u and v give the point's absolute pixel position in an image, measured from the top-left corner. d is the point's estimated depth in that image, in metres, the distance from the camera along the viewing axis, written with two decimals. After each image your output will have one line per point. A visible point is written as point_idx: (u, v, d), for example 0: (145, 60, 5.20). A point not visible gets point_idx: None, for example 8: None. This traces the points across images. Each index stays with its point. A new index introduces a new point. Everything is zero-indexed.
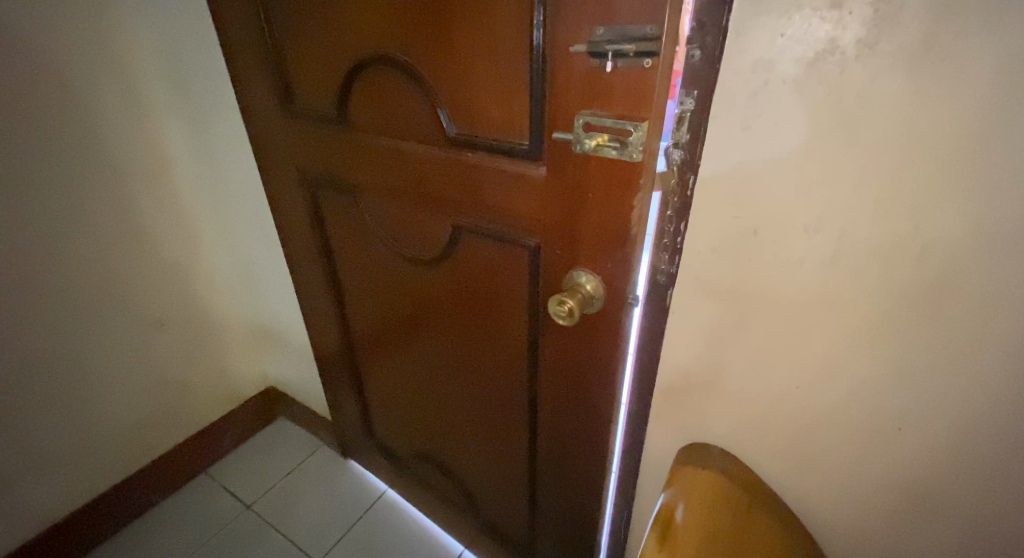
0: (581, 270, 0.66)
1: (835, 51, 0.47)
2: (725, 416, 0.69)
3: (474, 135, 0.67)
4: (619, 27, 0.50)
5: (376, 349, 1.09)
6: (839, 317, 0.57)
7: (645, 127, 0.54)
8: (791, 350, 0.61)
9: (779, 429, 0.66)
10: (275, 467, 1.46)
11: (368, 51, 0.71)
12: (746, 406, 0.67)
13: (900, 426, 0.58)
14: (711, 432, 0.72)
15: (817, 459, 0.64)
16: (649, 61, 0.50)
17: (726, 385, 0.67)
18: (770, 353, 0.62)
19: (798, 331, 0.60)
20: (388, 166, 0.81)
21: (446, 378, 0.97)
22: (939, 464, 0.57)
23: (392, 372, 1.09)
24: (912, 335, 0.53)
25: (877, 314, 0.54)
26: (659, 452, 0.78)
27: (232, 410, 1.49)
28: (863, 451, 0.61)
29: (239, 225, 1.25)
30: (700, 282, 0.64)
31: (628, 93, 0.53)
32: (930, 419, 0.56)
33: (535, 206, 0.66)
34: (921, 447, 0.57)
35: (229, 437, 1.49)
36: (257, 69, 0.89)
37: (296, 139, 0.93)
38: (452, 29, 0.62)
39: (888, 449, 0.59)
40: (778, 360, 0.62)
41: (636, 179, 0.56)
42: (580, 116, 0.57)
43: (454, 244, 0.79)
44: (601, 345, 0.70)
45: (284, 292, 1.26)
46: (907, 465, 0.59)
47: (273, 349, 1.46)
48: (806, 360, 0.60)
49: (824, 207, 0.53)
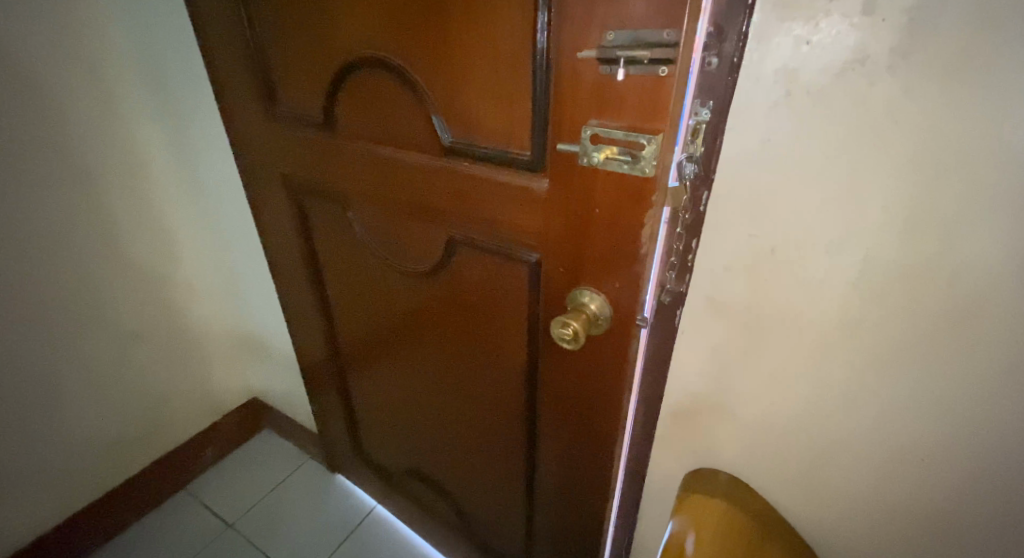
0: (585, 289, 0.61)
1: (864, 61, 0.44)
2: (734, 441, 0.66)
3: (471, 143, 0.63)
4: (633, 32, 0.46)
5: (365, 363, 1.05)
6: (859, 342, 0.54)
7: (659, 140, 0.49)
8: (808, 376, 0.58)
9: (791, 457, 0.63)
10: (258, 483, 1.40)
11: (356, 53, 0.67)
12: (757, 432, 0.64)
13: (922, 456, 0.55)
14: (718, 457, 0.69)
15: (833, 487, 0.61)
16: (664, 69, 0.46)
17: (736, 409, 0.64)
18: (785, 378, 0.59)
19: (816, 355, 0.56)
20: (378, 175, 0.76)
21: (439, 395, 0.93)
22: (961, 497, 0.54)
23: (382, 387, 1.05)
24: (936, 364, 0.51)
25: (899, 338, 0.51)
26: (663, 475, 0.75)
27: (215, 423, 1.43)
28: (882, 481, 0.58)
29: (223, 233, 1.19)
30: (712, 302, 0.60)
31: (640, 103, 0.48)
32: (952, 450, 0.53)
33: (536, 220, 0.62)
34: (944, 479, 0.54)
35: (210, 451, 1.43)
36: (238, 69, 0.84)
37: (280, 144, 0.88)
38: (447, 31, 0.58)
39: (907, 480, 0.56)
40: (794, 386, 0.59)
41: (648, 194, 0.52)
42: (587, 126, 0.52)
43: (448, 257, 0.75)
44: (606, 369, 0.66)
45: (270, 302, 1.21)
46: (927, 497, 0.56)
47: (258, 360, 1.40)
48: (824, 385, 0.57)
49: (847, 228, 0.50)
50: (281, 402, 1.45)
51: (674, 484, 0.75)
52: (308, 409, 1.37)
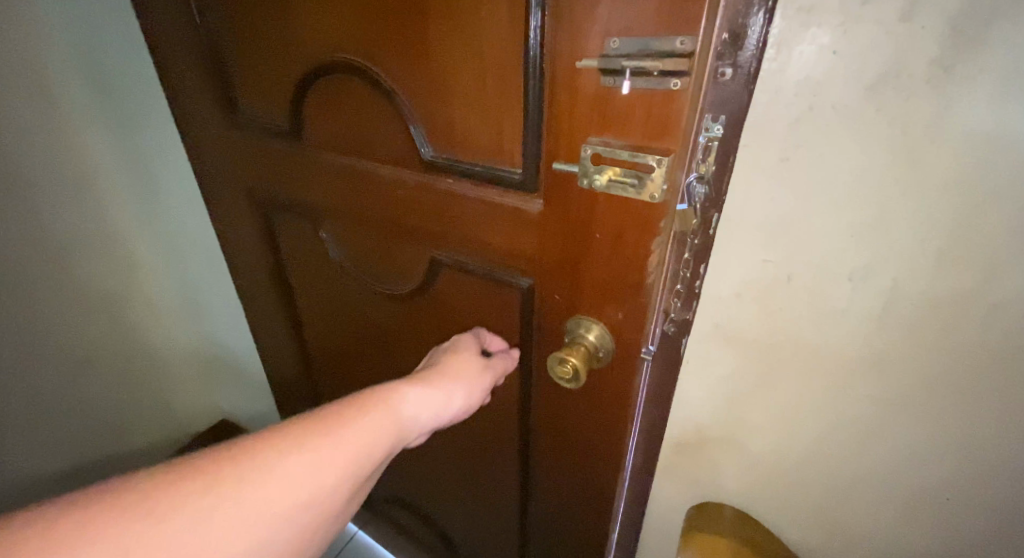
0: (584, 318, 0.56)
1: (901, 73, 0.39)
2: (739, 472, 0.63)
3: (455, 159, 0.57)
4: (641, 40, 0.40)
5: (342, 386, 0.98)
6: (884, 377, 0.50)
7: (669, 161, 0.43)
8: (825, 408, 0.54)
9: (802, 489, 0.60)
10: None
11: (325, 55, 0.61)
12: (766, 465, 0.61)
13: (944, 493, 0.52)
14: (723, 489, 0.66)
15: (846, 519, 0.59)
16: (676, 82, 0.40)
17: (744, 441, 0.61)
18: (798, 410, 0.56)
19: (832, 387, 0.53)
20: (351, 189, 0.70)
21: None
22: (984, 530, 0.52)
23: None
24: (964, 400, 0.48)
25: (926, 372, 0.48)
26: (665, 504, 0.72)
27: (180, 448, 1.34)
28: (900, 516, 0.56)
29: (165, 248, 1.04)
30: (721, 332, 0.56)
31: (648, 119, 0.43)
32: (973, 486, 0.51)
33: (528, 243, 0.56)
34: (963, 514, 0.52)
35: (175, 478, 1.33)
36: (193, 73, 0.77)
37: (240, 154, 0.80)
38: (427, 36, 0.52)
39: (926, 515, 0.54)
40: (808, 418, 0.56)
41: (656, 220, 0.46)
42: (587, 144, 0.46)
43: (431, 278, 0.69)
44: (607, 405, 0.60)
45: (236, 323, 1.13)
46: (946, 528, 0.54)
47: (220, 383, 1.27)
48: (841, 418, 0.54)
49: (874, 254, 0.45)
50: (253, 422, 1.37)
51: (676, 513, 0.72)
52: None
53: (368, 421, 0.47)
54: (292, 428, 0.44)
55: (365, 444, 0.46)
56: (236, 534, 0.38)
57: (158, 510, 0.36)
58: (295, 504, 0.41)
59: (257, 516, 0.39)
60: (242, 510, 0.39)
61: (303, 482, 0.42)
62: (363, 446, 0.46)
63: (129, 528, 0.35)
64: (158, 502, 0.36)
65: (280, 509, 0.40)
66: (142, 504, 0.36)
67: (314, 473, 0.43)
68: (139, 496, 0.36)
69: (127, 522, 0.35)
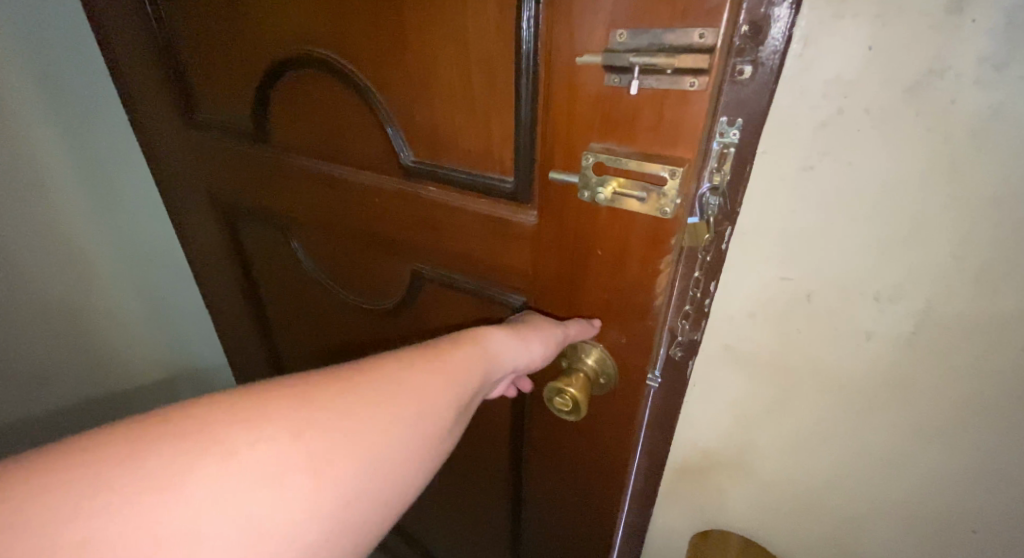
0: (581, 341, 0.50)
1: (946, 73, 0.36)
2: (747, 499, 0.63)
3: (439, 164, 0.51)
4: (651, 32, 0.35)
5: None
6: (910, 397, 0.48)
7: (683, 172, 0.38)
8: (844, 431, 0.53)
9: (816, 510, 0.60)
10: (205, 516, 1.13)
11: (292, 47, 0.55)
12: (780, 490, 0.60)
13: (962, 508, 0.52)
14: (729, 513, 0.66)
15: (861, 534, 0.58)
16: (692, 81, 0.35)
17: (754, 466, 0.61)
18: (816, 433, 0.55)
19: (846, 406, 0.52)
20: (325, 194, 0.64)
21: None
22: (997, 542, 0.52)
23: None
24: (991, 422, 0.47)
25: (951, 389, 0.47)
26: (673, 522, 0.71)
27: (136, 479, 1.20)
28: (917, 535, 0.55)
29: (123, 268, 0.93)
30: (730, 350, 0.55)
31: (658, 123, 0.37)
32: (993, 502, 0.50)
33: (521, 258, 0.51)
34: (981, 527, 0.52)
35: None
36: (145, 69, 0.70)
37: (202, 157, 0.74)
38: (406, 27, 0.46)
39: (941, 531, 0.54)
40: (828, 441, 0.54)
41: (666, 237, 0.41)
42: (588, 151, 0.41)
43: (414, 292, 0.63)
44: (608, 434, 0.54)
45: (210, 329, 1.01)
46: (960, 541, 0.54)
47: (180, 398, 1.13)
48: (861, 440, 0.53)
49: (905, 271, 0.43)
50: None
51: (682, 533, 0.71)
52: None
53: (460, 357, 0.42)
54: (380, 363, 0.38)
55: (457, 379, 0.41)
56: (331, 467, 0.33)
57: (242, 436, 0.31)
58: (398, 438, 0.36)
59: (351, 447, 0.34)
60: (344, 445, 0.33)
61: (401, 417, 0.36)
62: (455, 384, 0.41)
63: (216, 456, 0.30)
64: (258, 431, 0.31)
65: (385, 444, 0.35)
66: (239, 433, 0.31)
67: (413, 409, 0.37)
68: (224, 421, 0.31)
69: (229, 451, 0.30)
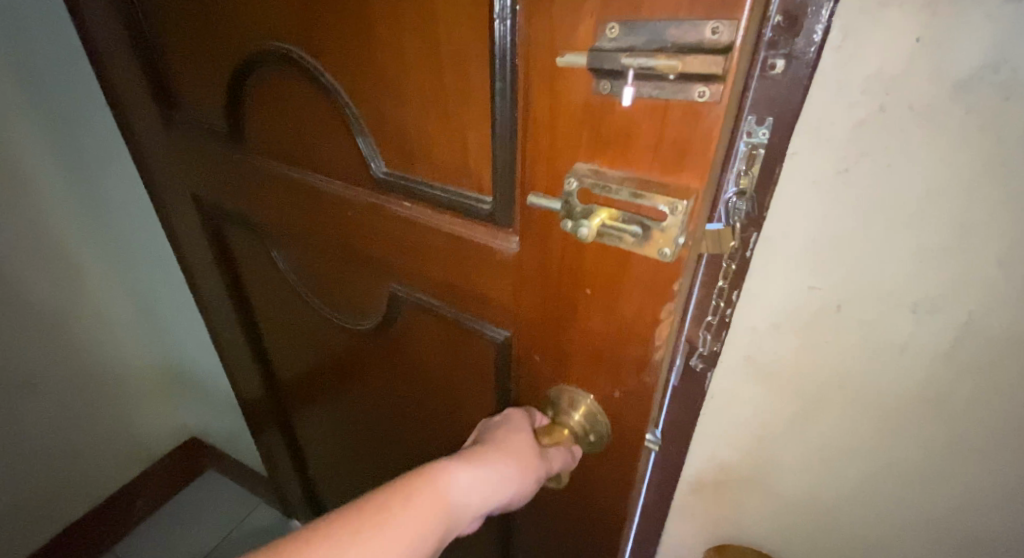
0: (572, 389, 0.43)
1: (1000, 67, 0.36)
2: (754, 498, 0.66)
3: (411, 179, 0.45)
4: (650, 28, 0.27)
5: (305, 403, 0.87)
6: (940, 408, 0.50)
7: (687, 206, 0.29)
8: (872, 439, 0.54)
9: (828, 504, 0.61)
10: (200, 526, 1.08)
11: (261, 42, 0.50)
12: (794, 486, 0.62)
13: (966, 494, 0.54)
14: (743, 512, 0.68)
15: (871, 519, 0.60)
16: (703, 91, 0.27)
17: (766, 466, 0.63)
18: (845, 444, 0.56)
19: (864, 410, 0.53)
20: (300, 204, 0.58)
21: (396, 451, 0.76)
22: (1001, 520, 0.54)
23: (328, 432, 0.88)
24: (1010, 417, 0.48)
25: (984, 395, 0.48)
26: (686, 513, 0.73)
27: (145, 470, 1.06)
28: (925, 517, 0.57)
29: (109, 271, 0.87)
30: (752, 361, 0.57)
31: (659, 143, 0.29)
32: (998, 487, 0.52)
33: (501, 289, 0.43)
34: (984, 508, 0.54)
35: (139, 505, 1.06)
36: (124, 65, 0.65)
37: (184, 157, 0.69)
38: (372, 19, 0.39)
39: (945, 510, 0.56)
40: (853, 446, 0.56)
41: (667, 281, 0.33)
42: (572, 175, 0.33)
43: (393, 315, 0.56)
44: (602, 496, 0.46)
45: (199, 336, 0.93)
46: (976, 533, 0.56)
47: (172, 406, 1.07)
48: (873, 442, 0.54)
49: (943, 283, 0.44)
50: (212, 444, 1.13)
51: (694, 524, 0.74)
52: (239, 465, 1.13)
53: (419, 512, 0.36)
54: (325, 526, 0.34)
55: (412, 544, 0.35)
56: None
57: None
58: None
59: None
60: None
61: None
62: (423, 534, 0.36)
63: None
64: None
65: None
66: None
67: None
68: None
69: None
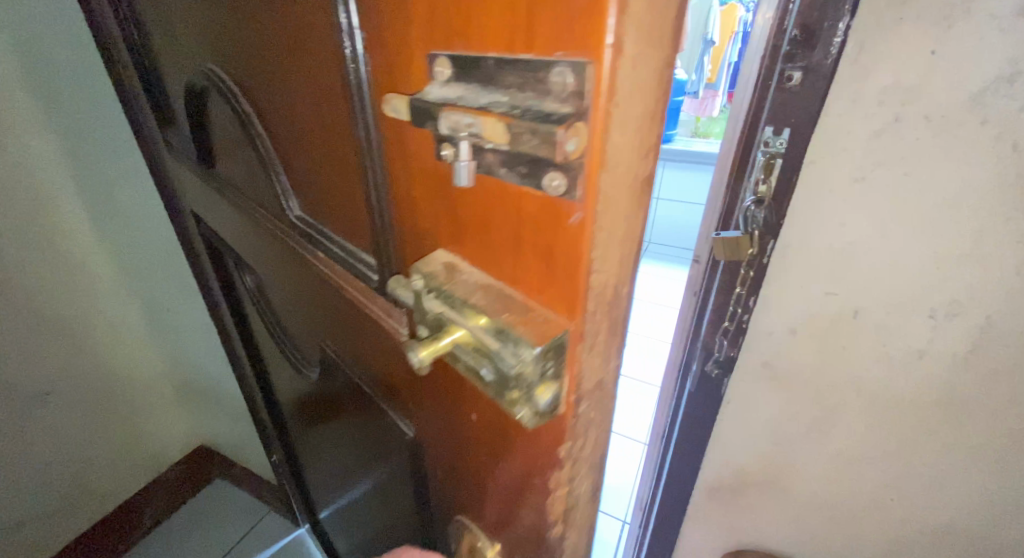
0: (474, 524, 0.32)
1: (1015, 79, 0.35)
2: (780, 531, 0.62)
3: (317, 225, 0.37)
4: (480, 73, 0.16)
5: (295, 429, 0.83)
6: (970, 430, 0.46)
7: (553, 347, 0.19)
8: (893, 448, 0.50)
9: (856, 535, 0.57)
10: (209, 532, 1.09)
11: (200, 60, 0.45)
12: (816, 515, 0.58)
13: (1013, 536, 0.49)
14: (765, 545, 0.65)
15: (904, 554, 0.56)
16: (558, 182, 0.16)
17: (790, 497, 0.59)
18: (864, 452, 0.52)
19: (888, 433, 0.49)
20: (253, 235, 0.53)
21: (361, 506, 0.68)
22: None
23: (314, 462, 0.83)
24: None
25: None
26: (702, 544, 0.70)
27: (157, 475, 1.10)
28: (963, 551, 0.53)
29: (126, 281, 0.91)
30: (768, 367, 0.53)
31: (522, 243, 0.19)
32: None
33: (400, 378, 0.34)
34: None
35: (148, 514, 1.08)
36: (131, 81, 0.66)
37: (180, 173, 0.68)
38: (262, 42, 0.33)
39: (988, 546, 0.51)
40: (877, 457, 0.51)
41: (548, 438, 0.22)
42: (419, 271, 0.22)
43: (328, 370, 0.49)
44: None
45: (206, 342, 0.94)
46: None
47: (185, 411, 1.10)
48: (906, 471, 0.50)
49: (965, 296, 0.41)
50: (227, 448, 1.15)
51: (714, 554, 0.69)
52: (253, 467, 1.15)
53: None
54: None
55: None
56: None
57: None
58: None
59: None
60: None
61: None
62: None
63: None
64: None
65: None
66: None
67: None
68: None
69: None
